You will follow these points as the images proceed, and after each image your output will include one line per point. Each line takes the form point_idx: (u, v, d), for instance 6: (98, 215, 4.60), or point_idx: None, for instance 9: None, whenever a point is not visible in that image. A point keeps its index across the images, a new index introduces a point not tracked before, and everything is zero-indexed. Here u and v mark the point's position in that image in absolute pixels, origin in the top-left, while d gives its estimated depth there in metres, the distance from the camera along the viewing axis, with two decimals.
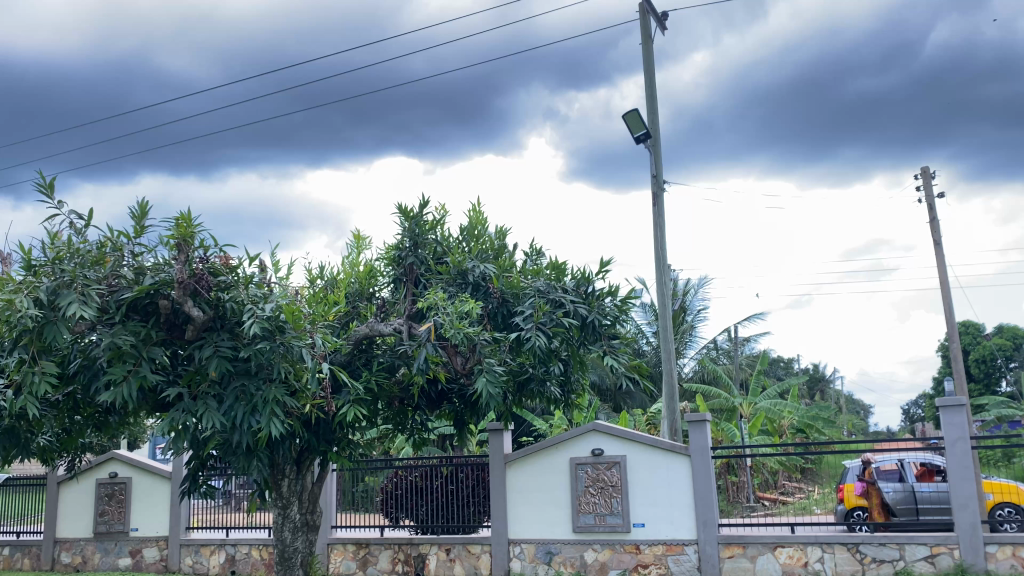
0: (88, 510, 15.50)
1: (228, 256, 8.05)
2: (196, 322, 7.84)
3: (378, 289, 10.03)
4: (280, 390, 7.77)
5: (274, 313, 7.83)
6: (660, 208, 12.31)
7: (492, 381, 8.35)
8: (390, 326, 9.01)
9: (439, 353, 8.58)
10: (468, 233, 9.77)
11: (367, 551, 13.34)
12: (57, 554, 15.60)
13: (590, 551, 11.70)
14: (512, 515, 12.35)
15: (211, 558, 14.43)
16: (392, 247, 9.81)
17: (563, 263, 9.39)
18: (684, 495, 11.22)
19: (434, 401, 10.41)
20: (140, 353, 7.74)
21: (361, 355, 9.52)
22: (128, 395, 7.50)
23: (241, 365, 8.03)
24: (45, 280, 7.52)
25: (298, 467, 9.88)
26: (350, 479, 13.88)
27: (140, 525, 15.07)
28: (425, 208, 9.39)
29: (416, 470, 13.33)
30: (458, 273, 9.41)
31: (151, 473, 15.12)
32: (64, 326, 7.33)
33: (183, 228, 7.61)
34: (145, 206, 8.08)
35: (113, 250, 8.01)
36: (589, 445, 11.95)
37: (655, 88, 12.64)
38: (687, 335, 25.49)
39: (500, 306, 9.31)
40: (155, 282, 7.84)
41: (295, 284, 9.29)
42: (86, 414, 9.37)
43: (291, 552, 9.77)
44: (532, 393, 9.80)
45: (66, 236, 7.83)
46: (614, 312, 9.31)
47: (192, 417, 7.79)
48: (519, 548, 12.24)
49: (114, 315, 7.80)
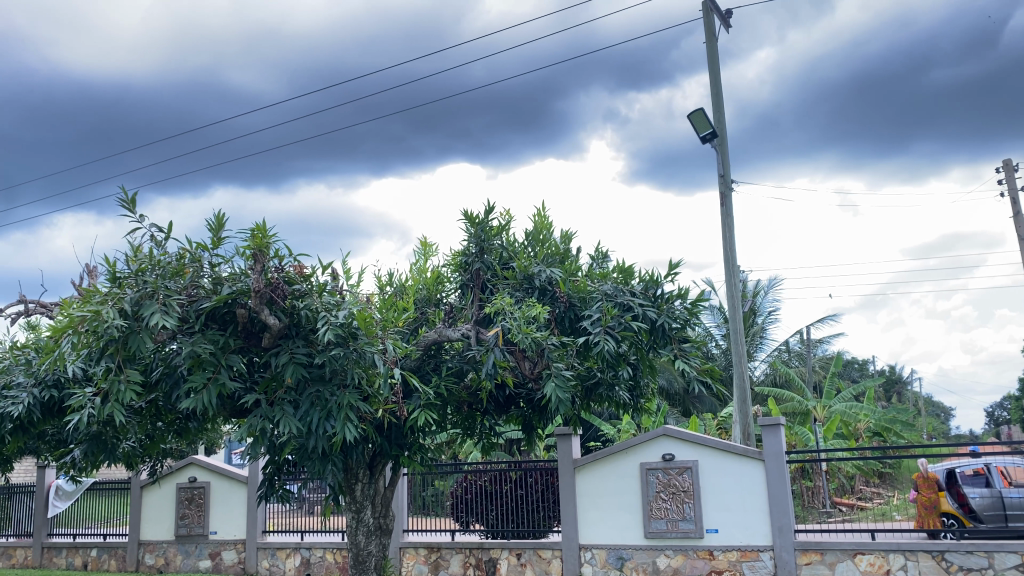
0: (169, 513, 16.02)
1: (302, 265, 8.23)
2: (272, 330, 8.05)
3: (445, 294, 10.11)
4: (354, 396, 7.89)
5: (347, 320, 7.97)
6: (728, 208, 12.12)
7: (561, 385, 8.30)
8: (458, 331, 9.08)
9: (508, 358, 8.60)
10: (534, 237, 9.77)
11: (438, 555, 13.45)
12: (141, 555, 16.16)
13: (663, 557, 11.57)
14: (583, 520, 12.30)
15: (287, 561, 14.73)
16: (458, 252, 9.86)
17: (630, 265, 9.31)
18: (759, 500, 11.00)
19: (502, 405, 10.41)
20: (219, 360, 7.97)
21: (430, 360, 9.61)
22: (208, 402, 7.73)
23: (315, 371, 8.18)
24: (129, 292, 7.82)
25: (371, 471, 9.99)
26: (420, 483, 14.04)
27: (219, 528, 15.50)
28: (491, 213, 9.41)
29: (485, 474, 13.43)
30: (525, 278, 9.40)
31: (229, 477, 15.56)
32: (147, 335, 7.60)
33: (259, 239, 7.79)
34: (222, 217, 8.27)
35: (192, 261, 8.25)
36: (659, 450, 11.84)
37: (721, 86, 12.45)
38: (758, 337, 25.08)
39: (567, 310, 9.25)
40: (233, 291, 8.05)
41: (366, 291, 9.42)
42: (168, 420, 9.69)
43: (365, 555, 9.83)
44: (601, 398, 9.73)
45: (147, 249, 8.10)
46: (684, 315, 9.16)
47: (269, 423, 7.97)
48: (590, 554, 12.18)
49: (194, 324, 8.05)
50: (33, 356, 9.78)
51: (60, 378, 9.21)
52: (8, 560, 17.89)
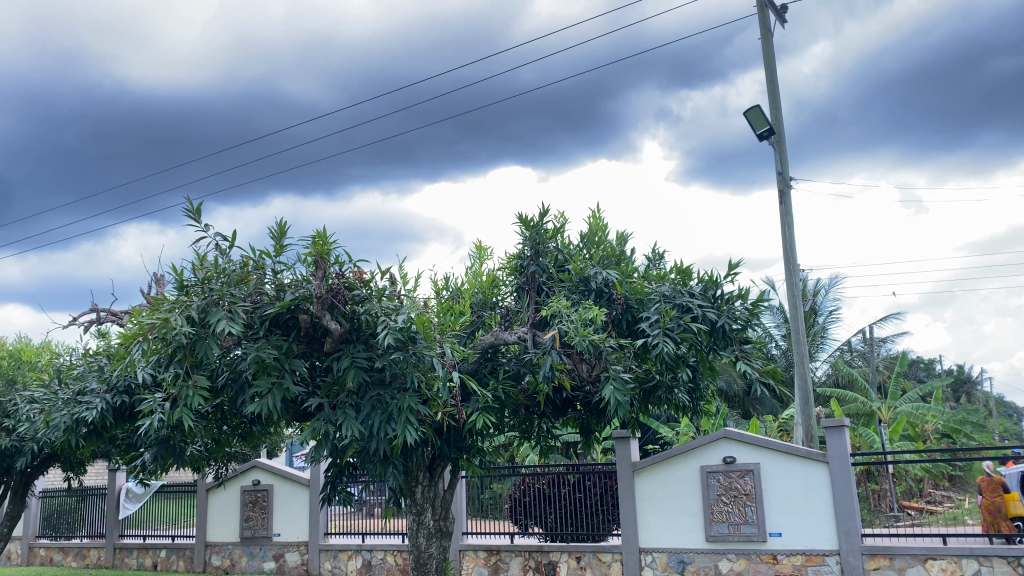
0: (234, 515, 16.39)
1: (361, 269, 8.35)
2: (333, 334, 8.20)
3: (501, 297, 10.16)
4: (414, 399, 7.96)
5: (406, 324, 8.06)
6: (787, 205, 11.91)
7: (620, 388, 8.22)
8: (515, 334, 9.08)
9: (565, 361, 8.57)
10: (589, 239, 9.75)
11: (498, 557, 13.46)
12: (208, 556, 16.56)
13: (725, 560, 11.41)
14: (643, 523, 12.21)
15: (349, 562, 14.93)
16: (514, 256, 9.89)
17: (688, 266, 9.21)
18: (823, 503, 10.78)
19: (559, 408, 10.37)
20: (283, 365, 8.14)
21: (487, 363, 9.65)
22: (273, 406, 7.89)
23: (376, 375, 8.28)
24: (196, 299, 8.05)
25: (431, 473, 10.05)
26: (478, 485, 14.14)
27: (282, 530, 15.78)
28: (546, 216, 9.41)
29: (542, 477, 13.46)
30: (580, 280, 9.36)
31: (291, 480, 15.86)
32: (214, 341, 7.79)
33: (320, 245, 7.92)
34: (283, 225, 8.43)
35: (256, 268, 8.44)
36: (720, 452, 11.70)
37: (777, 82, 12.24)
38: (819, 337, 24.59)
39: (624, 312, 9.18)
40: (295, 297, 8.21)
41: (423, 296, 9.51)
42: (233, 424, 9.92)
43: (426, 557, 9.88)
44: (660, 401, 9.64)
45: (213, 257, 8.31)
46: (745, 316, 9.03)
47: (332, 426, 8.12)
48: (651, 557, 12.08)
49: (258, 330, 8.23)
50: (104, 363, 10.11)
51: (130, 383, 9.50)
52: (83, 560, 18.50)
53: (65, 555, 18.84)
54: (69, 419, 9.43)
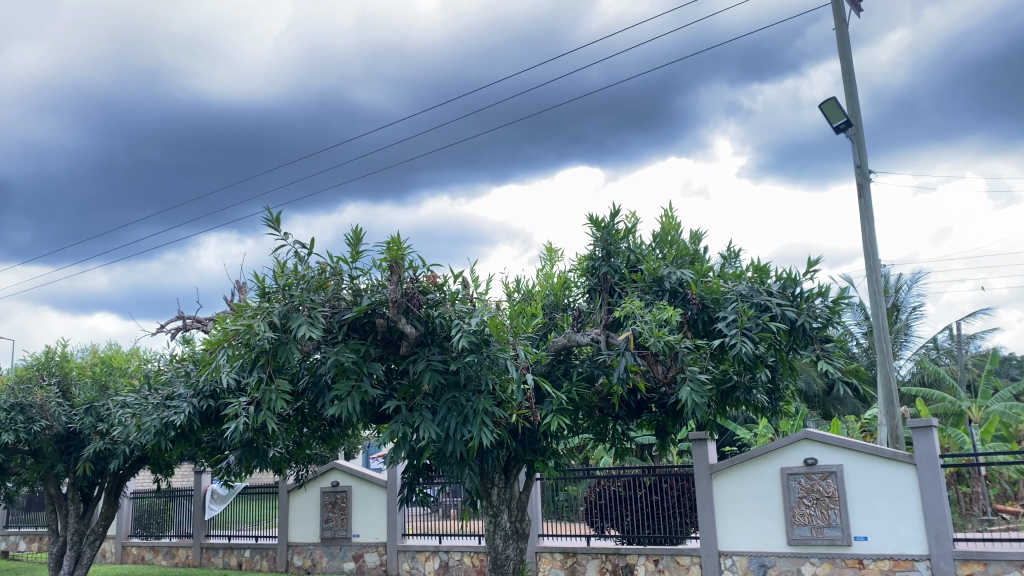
0: (315, 516, 16.76)
1: (435, 274, 8.46)
2: (409, 338, 8.31)
3: (573, 299, 10.13)
4: (489, 401, 7.98)
5: (480, 327, 8.12)
6: (866, 199, 11.57)
7: (697, 390, 8.06)
8: (588, 336, 9.02)
9: (639, 362, 8.48)
10: (662, 239, 9.64)
11: (575, 560, 13.42)
12: (290, 556, 16.96)
13: (808, 565, 11.14)
14: (722, 526, 12.02)
15: (427, 563, 15.10)
16: (585, 257, 9.83)
17: (766, 264, 9.03)
18: (911, 506, 10.42)
19: (634, 411, 10.24)
20: (362, 368, 8.29)
21: (561, 365, 9.65)
22: (353, 409, 8.07)
23: (451, 377, 8.36)
24: (277, 305, 8.29)
25: (506, 475, 10.04)
26: (552, 488, 14.14)
27: (361, 530, 16.06)
28: (618, 217, 9.32)
29: (618, 479, 13.44)
30: (654, 281, 9.24)
31: (369, 482, 16.17)
32: (295, 345, 8.00)
33: (395, 251, 8.02)
34: (359, 231, 8.56)
35: (334, 274, 8.61)
36: (801, 454, 11.45)
37: (853, 73, 11.89)
38: (902, 335, 23.82)
39: (700, 312, 9.03)
40: (372, 302, 8.34)
41: (496, 299, 9.54)
42: (314, 426, 10.13)
43: (503, 559, 9.87)
44: (738, 402, 9.47)
45: (292, 264, 8.52)
46: (826, 314, 8.79)
47: (410, 428, 8.24)
48: (730, 561, 11.88)
49: (337, 334, 8.42)
50: (191, 369, 10.46)
51: (216, 388, 9.83)
52: (172, 559, 19.17)
53: (155, 553, 19.55)
54: (159, 423, 9.79)
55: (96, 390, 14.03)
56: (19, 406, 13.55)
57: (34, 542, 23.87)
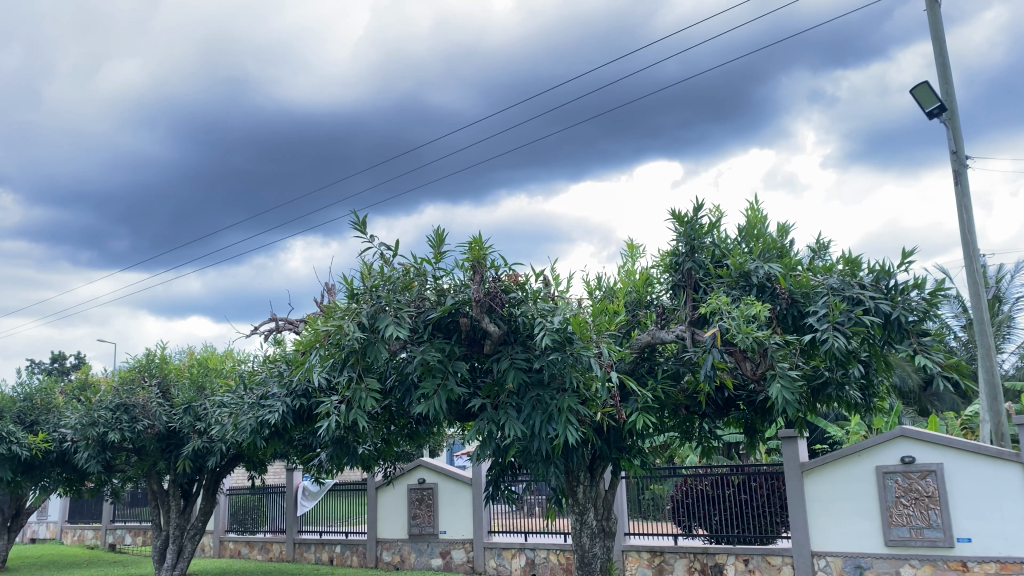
0: (403, 513, 17.08)
1: (517, 273, 8.49)
2: (493, 336, 8.38)
3: (656, 295, 10.03)
4: (574, 399, 7.95)
5: (563, 325, 8.11)
6: (964, 186, 11.06)
7: (788, 387, 7.86)
8: (672, 333, 8.89)
9: (727, 359, 8.32)
10: (747, 233, 9.43)
11: (662, 559, 13.29)
12: (379, 552, 17.30)
13: (907, 567, 10.75)
14: (814, 526, 11.72)
15: (513, 561, 15.18)
16: (668, 253, 9.65)
17: (857, 256, 8.76)
18: (1019, 507, 9.95)
19: (721, 408, 10.04)
20: (447, 367, 8.42)
21: (645, 363, 9.57)
22: (439, 406, 8.20)
23: (535, 376, 8.38)
24: (365, 306, 8.49)
25: (592, 474, 9.98)
26: (636, 486, 14.04)
27: (448, 528, 16.29)
28: (702, 210, 9.07)
29: (705, 478, 13.31)
30: (740, 275, 9.04)
31: (454, 479, 16.39)
32: (382, 345, 8.20)
33: (477, 251, 8.09)
34: (441, 232, 8.65)
35: (418, 275, 8.74)
36: (897, 452, 11.08)
37: (947, 56, 11.37)
38: (1006, 327, 22.77)
39: (790, 307, 8.80)
40: (455, 301, 8.46)
41: (577, 297, 9.51)
42: (400, 424, 10.33)
43: (590, 557, 9.78)
44: (829, 398, 9.20)
45: (378, 266, 8.69)
46: (923, 308, 8.46)
47: (495, 426, 8.33)
48: (824, 562, 11.57)
49: (423, 333, 8.57)
50: (283, 369, 10.79)
51: (307, 387, 10.06)
52: (267, 554, 19.78)
53: (251, 548, 20.23)
54: (254, 422, 10.14)
55: (194, 390, 14.59)
56: (124, 407, 14.30)
57: (139, 535, 25.04)
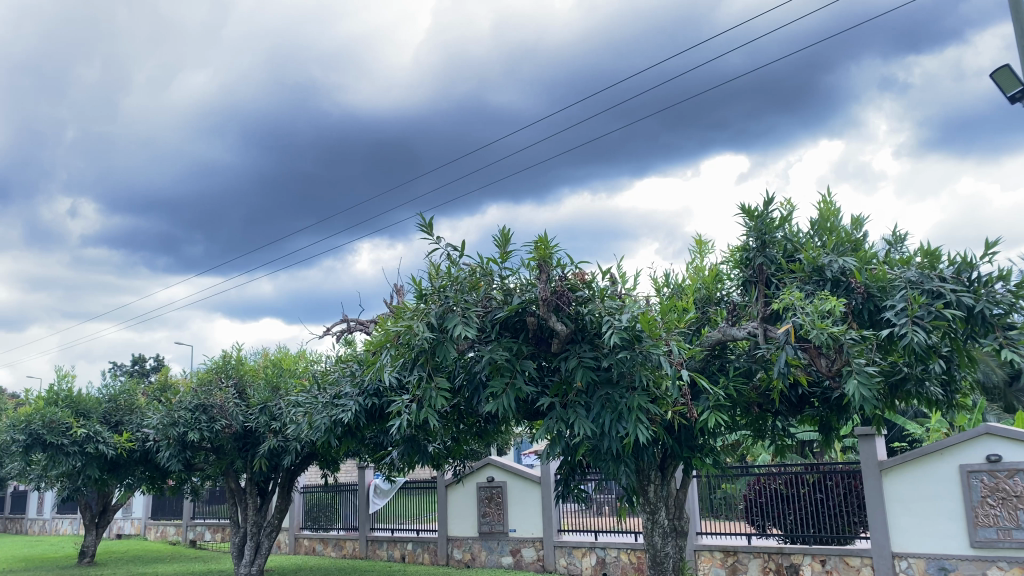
0: (473, 511, 17.21)
1: (583, 271, 8.46)
2: (560, 335, 8.38)
3: (726, 292, 9.89)
4: (644, 398, 7.89)
5: (631, 323, 8.06)
6: None
7: (865, 383, 7.65)
8: (743, 329, 8.74)
9: (800, 356, 8.15)
10: (820, 227, 9.22)
11: (736, 558, 13.10)
12: (450, 550, 17.47)
13: (995, 569, 10.36)
14: (894, 526, 11.39)
15: (584, 559, 15.15)
16: (738, 248, 9.50)
17: (936, 248, 8.48)
18: None
19: (795, 406, 9.81)
20: (515, 366, 8.45)
21: (716, 360, 9.45)
22: (508, 405, 8.24)
23: (604, 374, 8.34)
24: (434, 306, 8.59)
25: (663, 473, 9.87)
26: (707, 486, 13.87)
27: (518, 526, 16.34)
28: (773, 204, 8.88)
29: (779, 477, 13.07)
30: (814, 270, 8.84)
31: (523, 477, 16.46)
32: (451, 344, 8.29)
33: (543, 250, 8.10)
34: (507, 232, 8.68)
35: (485, 274, 8.79)
36: (982, 451, 10.71)
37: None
38: None
39: (866, 302, 8.56)
40: (522, 301, 8.49)
41: (645, 295, 9.42)
42: (470, 422, 10.41)
43: (663, 556, 9.67)
44: (909, 395, 8.91)
45: (446, 266, 8.77)
46: (1008, 300, 8.13)
47: (565, 425, 8.33)
48: (906, 563, 11.23)
49: (490, 332, 8.63)
50: (355, 368, 10.98)
51: (379, 386, 10.24)
52: (341, 551, 20.15)
53: (325, 545, 20.64)
54: (328, 421, 10.36)
55: (269, 390, 14.94)
56: (203, 407, 14.77)
57: (218, 532, 25.82)
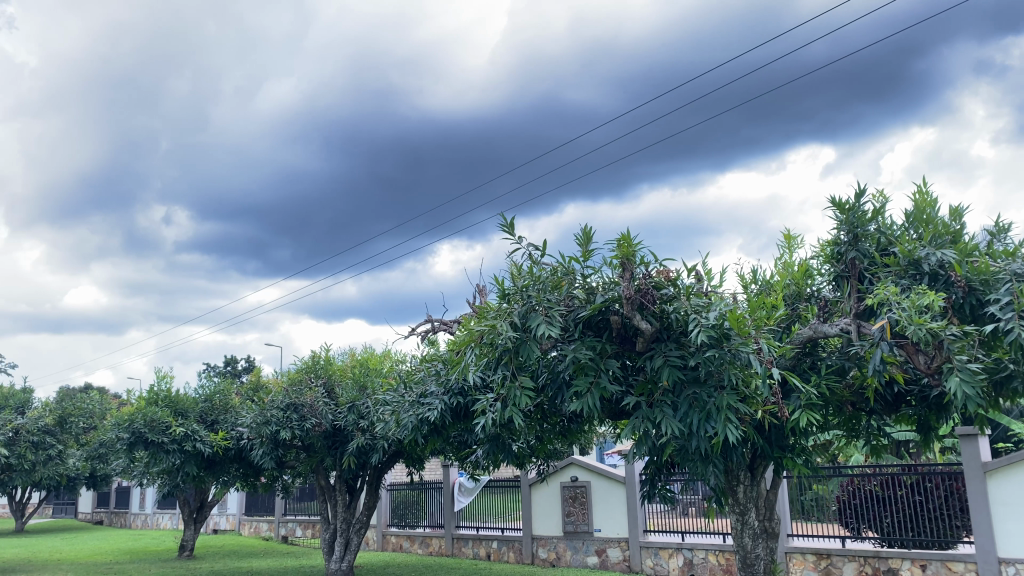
0: (557, 511, 17.23)
1: (667, 269, 8.37)
2: (645, 334, 8.29)
3: (816, 287, 9.63)
4: (732, 397, 7.74)
5: (718, 321, 7.93)
6: None
7: (968, 380, 7.32)
8: (836, 326, 8.47)
9: (897, 353, 7.86)
10: (915, 218, 8.87)
11: (829, 562, 12.73)
12: (535, 549, 17.52)
13: None
14: (1000, 530, 10.88)
15: (671, 560, 14.96)
16: (829, 243, 9.22)
17: None
18: None
19: (891, 404, 9.46)
20: (599, 365, 8.41)
21: (807, 358, 9.21)
22: (593, 404, 8.20)
23: (690, 373, 8.21)
24: (517, 306, 8.64)
25: (752, 473, 9.64)
26: (798, 487, 13.53)
27: (602, 526, 16.27)
28: (865, 196, 8.58)
29: (874, 478, 12.66)
30: (910, 264, 8.51)
31: (608, 477, 16.40)
32: (535, 343, 8.33)
33: (626, 248, 8.04)
34: (589, 230, 8.64)
35: (567, 273, 8.78)
36: None
37: None
38: None
39: (967, 296, 8.20)
40: (606, 299, 8.45)
41: (732, 292, 9.23)
42: (553, 422, 10.42)
43: (753, 558, 9.45)
44: (1015, 394, 8.48)
45: (528, 265, 8.79)
46: None
47: (651, 424, 8.23)
48: (1013, 569, 10.70)
49: (573, 331, 8.61)
50: (440, 368, 11.12)
51: (464, 385, 10.35)
52: (427, 548, 20.43)
53: (411, 542, 20.97)
54: (415, 419, 10.51)
55: (357, 389, 15.25)
56: (294, 406, 15.18)
57: (309, 528, 26.52)
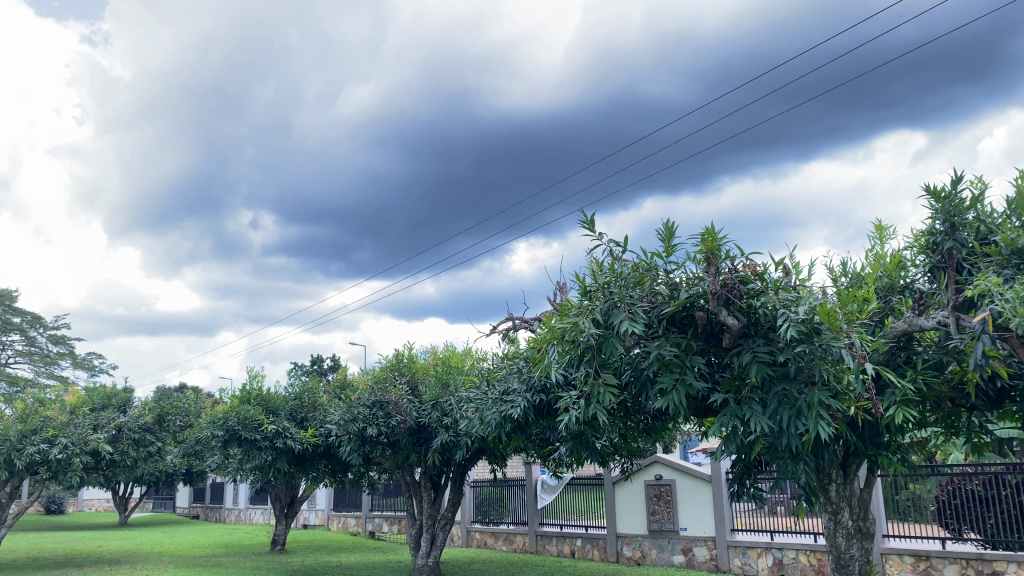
0: (642, 509, 17.10)
1: (755, 263, 8.22)
2: (732, 329, 8.15)
3: (910, 279, 9.28)
4: (824, 394, 7.55)
5: (808, 315, 7.75)
6: None
7: None
8: (933, 319, 8.16)
9: (1000, 347, 7.51)
10: (1018, 205, 8.46)
11: (928, 563, 12.28)
12: (620, 547, 17.42)
13: None
14: None
15: (760, 560, 14.66)
16: (923, 233, 8.88)
17: None
18: None
19: (993, 400, 9.05)
20: (684, 362, 8.32)
21: (901, 353, 8.91)
22: (679, 402, 8.11)
23: (780, 369, 8.04)
24: (599, 303, 8.62)
25: (845, 471, 9.35)
26: (892, 486, 13.07)
27: (689, 524, 16.07)
28: (963, 183, 8.23)
29: (974, 478, 12.14)
30: (1013, 253, 8.13)
31: (693, 476, 16.20)
32: (618, 340, 8.30)
33: (710, 242, 7.90)
34: (671, 225, 8.55)
35: (650, 269, 8.69)
36: None
37: None
38: None
39: None
40: (690, 295, 8.34)
41: (821, 285, 8.99)
42: (637, 419, 10.36)
43: (848, 559, 9.17)
44: None
45: (610, 262, 8.75)
46: None
47: (739, 422, 8.09)
48: None
49: (657, 328, 8.53)
50: (522, 365, 11.18)
51: (546, 383, 10.38)
52: (511, 545, 20.56)
53: (496, 539, 21.13)
54: (498, 416, 10.61)
55: (440, 387, 15.44)
56: (380, 404, 15.47)
57: (395, 524, 27.00)
